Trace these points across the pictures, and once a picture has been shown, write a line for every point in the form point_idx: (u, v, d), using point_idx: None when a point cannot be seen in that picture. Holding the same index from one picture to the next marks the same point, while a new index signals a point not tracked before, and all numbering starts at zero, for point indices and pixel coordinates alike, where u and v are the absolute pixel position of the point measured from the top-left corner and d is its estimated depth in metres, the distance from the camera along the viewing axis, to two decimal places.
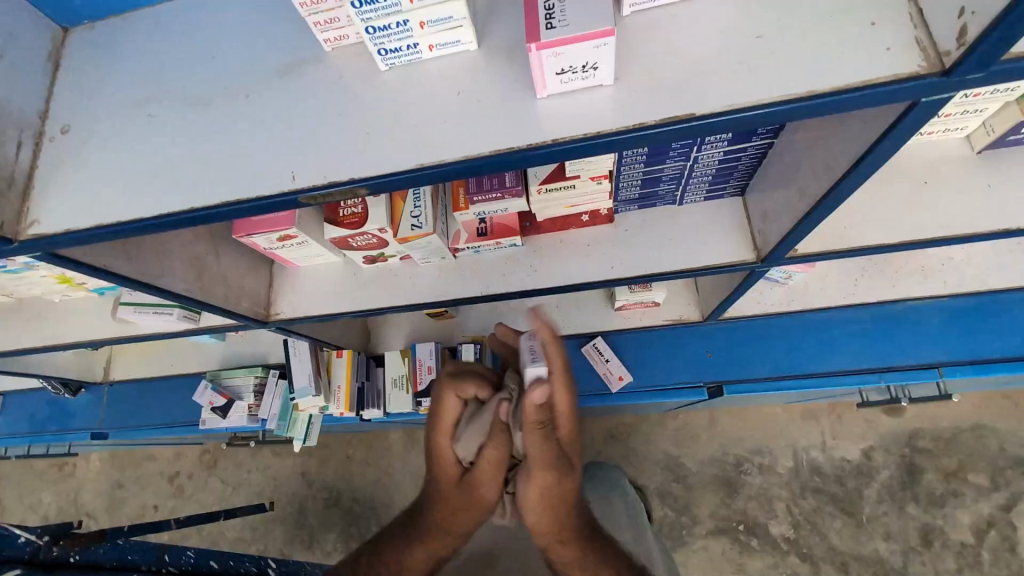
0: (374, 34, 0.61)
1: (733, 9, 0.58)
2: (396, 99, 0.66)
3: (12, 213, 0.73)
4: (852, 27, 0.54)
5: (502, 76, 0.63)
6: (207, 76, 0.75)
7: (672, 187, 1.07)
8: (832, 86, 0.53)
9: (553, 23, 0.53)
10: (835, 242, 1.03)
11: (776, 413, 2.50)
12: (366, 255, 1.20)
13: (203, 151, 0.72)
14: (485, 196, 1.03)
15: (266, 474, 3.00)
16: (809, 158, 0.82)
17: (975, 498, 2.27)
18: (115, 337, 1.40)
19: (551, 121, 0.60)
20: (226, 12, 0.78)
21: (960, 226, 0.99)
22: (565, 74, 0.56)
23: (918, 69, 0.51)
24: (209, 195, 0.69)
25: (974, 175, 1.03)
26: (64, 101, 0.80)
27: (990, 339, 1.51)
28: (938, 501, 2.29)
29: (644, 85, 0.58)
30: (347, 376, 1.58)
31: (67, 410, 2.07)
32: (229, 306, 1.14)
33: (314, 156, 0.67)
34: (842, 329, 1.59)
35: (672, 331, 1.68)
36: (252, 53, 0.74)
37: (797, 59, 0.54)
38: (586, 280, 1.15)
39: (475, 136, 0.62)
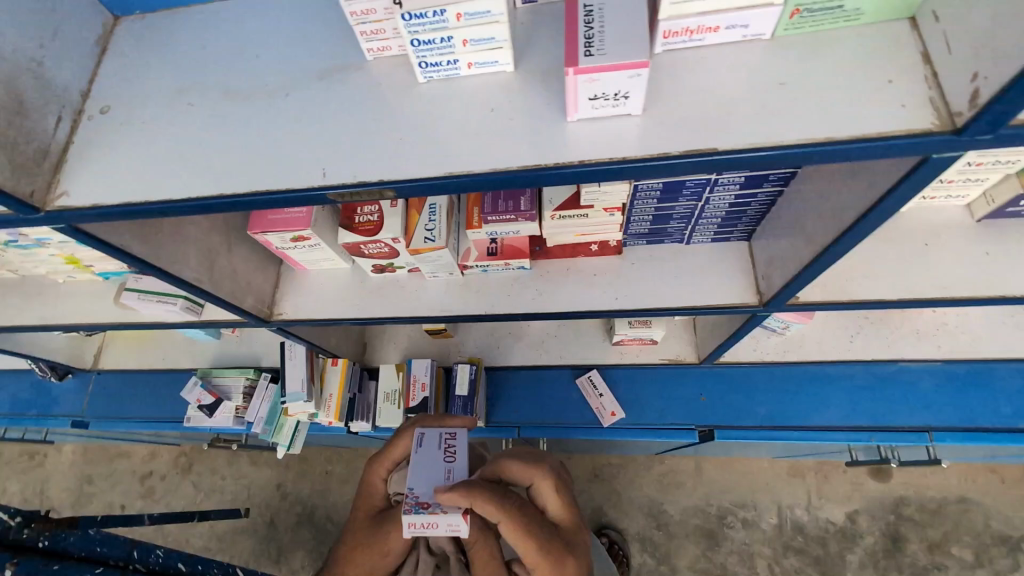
0: (418, 47, 0.64)
1: (758, 56, 0.62)
2: (429, 111, 0.69)
3: (43, 184, 0.75)
4: (871, 83, 0.57)
5: (536, 97, 0.66)
6: (249, 73, 0.78)
7: (682, 226, 1.09)
8: (848, 136, 0.56)
9: (591, 49, 0.56)
10: (835, 294, 1.05)
11: (763, 467, 2.49)
12: (376, 264, 1.21)
13: (236, 143, 0.74)
14: (500, 216, 1.07)
15: (241, 483, 2.93)
16: (819, 207, 0.85)
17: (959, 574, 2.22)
18: (113, 322, 1.40)
19: (579, 144, 0.62)
20: (275, 14, 0.82)
21: (957, 290, 1.01)
22: (598, 100, 0.59)
23: (931, 126, 0.54)
24: (238, 184, 0.71)
25: (974, 242, 1.06)
26: (106, 84, 0.83)
27: (982, 407, 1.52)
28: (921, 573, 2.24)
29: (668, 119, 0.61)
30: (340, 385, 1.56)
31: (50, 395, 2.04)
32: (234, 299, 1.15)
33: (345, 156, 0.69)
34: (836, 383, 1.60)
35: (667, 371, 1.69)
36: (296, 55, 0.78)
37: (816, 109, 0.58)
38: (589, 309, 1.16)
39: (504, 151, 0.64)
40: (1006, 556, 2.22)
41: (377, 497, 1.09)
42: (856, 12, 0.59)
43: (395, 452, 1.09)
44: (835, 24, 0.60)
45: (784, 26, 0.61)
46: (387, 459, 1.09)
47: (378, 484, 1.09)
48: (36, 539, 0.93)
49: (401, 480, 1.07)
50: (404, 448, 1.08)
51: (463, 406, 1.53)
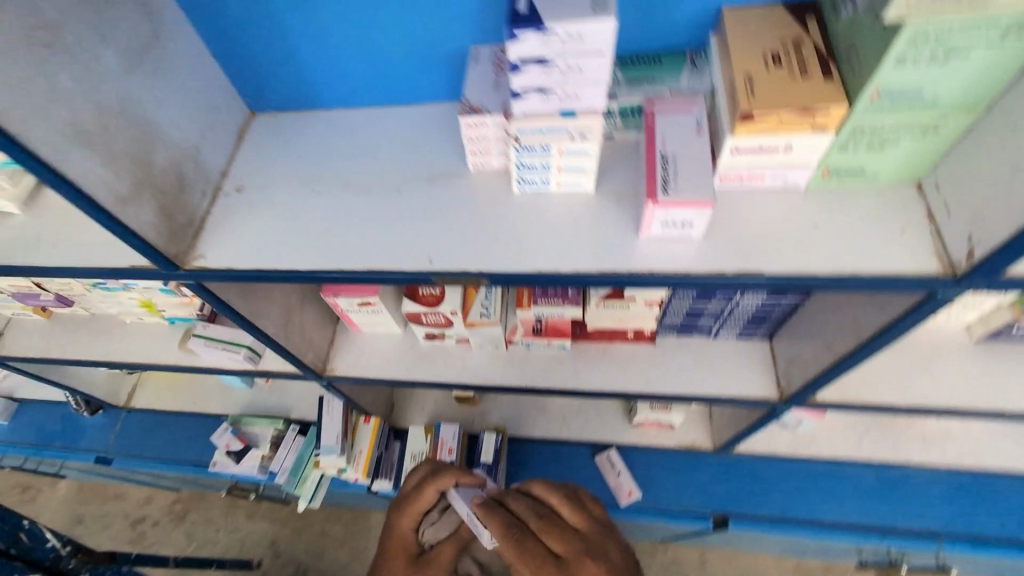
0: (521, 169, 0.79)
1: (796, 200, 0.77)
2: (520, 217, 0.84)
3: (186, 247, 0.89)
4: (888, 232, 0.72)
5: (612, 215, 0.81)
6: (367, 171, 0.94)
7: (711, 323, 1.22)
8: (869, 273, 0.70)
9: (668, 187, 0.70)
10: (849, 396, 1.16)
11: (769, 564, 2.46)
12: (428, 331, 1.32)
13: (354, 227, 0.88)
14: (548, 299, 1.20)
15: (235, 536, 2.88)
16: (837, 319, 0.97)
17: None
18: (172, 364, 1.50)
19: (648, 257, 0.76)
20: (390, 124, 1.00)
21: (958, 402, 1.13)
22: (668, 226, 0.73)
23: (935, 271, 0.68)
24: (355, 262, 0.84)
25: (974, 360, 1.19)
26: (241, 167, 0.99)
27: (988, 517, 1.58)
28: None
29: (721, 244, 0.75)
30: (371, 442, 1.65)
31: (78, 429, 2.09)
32: (299, 353, 1.26)
33: (448, 248, 0.83)
34: (847, 481, 1.66)
35: (682, 456, 1.75)
36: (407, 159, 0.94)
37: (844, 249, 0.72)
38: (622, 391, 1.26)
39: (583, 257, 0.78)
40: None
41: (410, 542, 1.24)
42: (875, 176, 0.74)
43: (421, 504, 1.25)
44: (859, 182, 0.75)
45: (818, 181, 0.76)
46: (415, 508, 1.26)
47: (409, 533, 1.25)
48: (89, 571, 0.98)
49: (433, 528, 1.26)
50: (428, 499, 1.24)
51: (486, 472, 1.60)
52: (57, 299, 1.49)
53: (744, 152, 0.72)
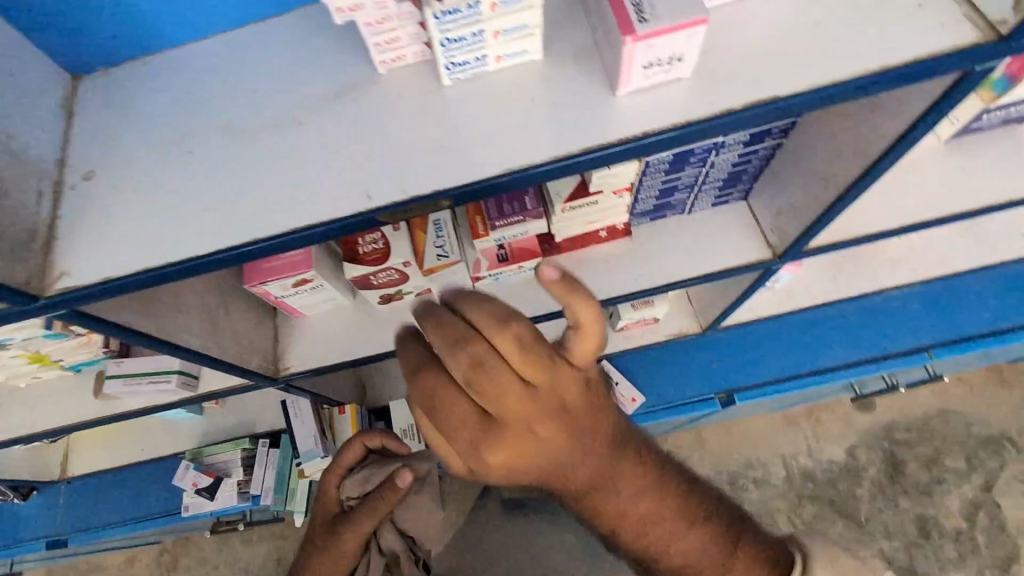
0: (447, 47, 0.61)
1: (788, 4, 0.63)
2: (466, 113, 0.65)
3: (36, 269, 0.65)
4: (904, 10, 0.59)
5: (576, 79, 0.64)
6: (251, 106, 0.70)
7: (686, 196, 1.11)
8: (898, 62, 0.58)
9: (644, 16, 0.54)
10: (838, 233, 1.11)
11: (762, 423, 2.61)
12: (383, 293, 1.15)
13: (257, 184, 0.66)
14: (508, 220, 1.06)
15: (240, 564, 2.78)
16: (830, 147, 0.88)
17: (956, 483, 2.43)
18: (95, 419, 1.23)
19: (636, 117, 0.61)
20: (263, 42, 0.75)
21: (943, 209, 1.10)
22: (652, 67, 0.57)
23: (977, 38, 0.57)
24: (276, 224, 0.64)
25: (945, 161, 1.15)
26: (78, 147, 0.73)
27: (966, 317, 1.65)
28: (924, 490, 2.43)
29: (719, 76, 0.61)
30: (354, 432, 1.49)
31: (15, 519, 1.81)
32: (242, 363, 1.06)
33: (387, 174, 0.64)
34: (834, 322, 1.70)
35: (671, 345, 1.71)
36: (301, 78, 0.71)
37: (859, 43, 0.59)
38: (611, 296, 1.16)
39: (561, 134, 0.62)
40: (991, 456, 2.44)
41: (333, 496, 1.32)
42: None
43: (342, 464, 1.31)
44: None
45: None
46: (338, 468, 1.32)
47: (332, 489, 1.32)
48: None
49: (348, 486, 1.29)
50: (347, 456, 1.31)
51: None
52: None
53: None
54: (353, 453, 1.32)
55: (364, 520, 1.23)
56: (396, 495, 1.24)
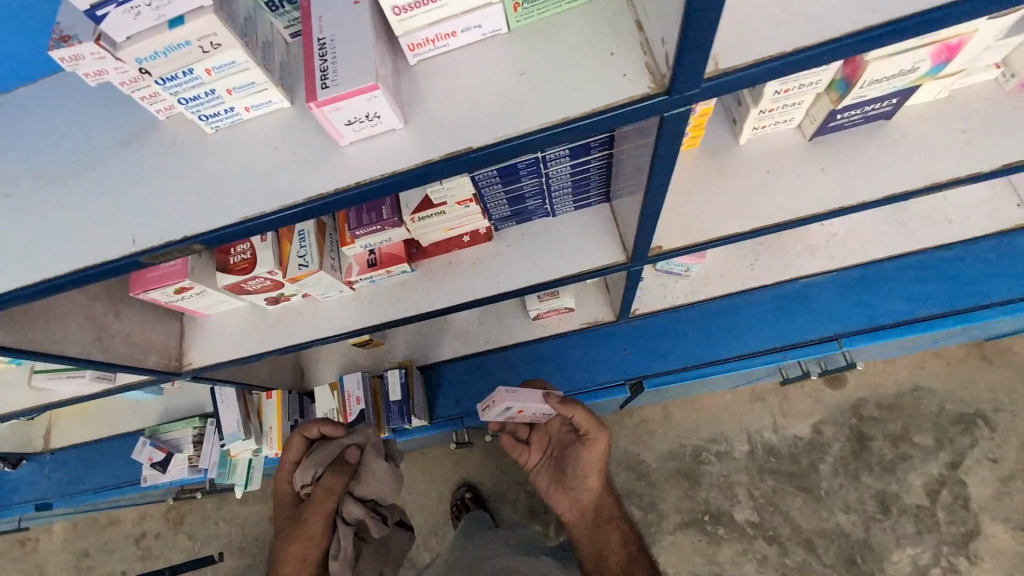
0: (188, 104, 0.67)
1: (503, 50, 0.65)
2: (223, 161, 0.72)
3: None
4: (597, 57, 0.61)
5: (316, 128, 0.70)
6: (54, 155, 0.78)
7: (540, 202, 1.15)
8: (582, 111, 0.60)
9: (326, 82, 0.60)
10: (692, 236, 1.10)
11: (725, 399, 2.64)
12: (266, 296, 1.24)
13: (43, 227, 0.74)
14: (366, 229, 1.11)
15: (235, 522, 3.05)
16: (635, 164, 0.90)
17: (923, 460, 2.41)
18: (32, 407, 1.39)
19: (358, 165, 0.67)
20: (74, 92, 0.82)
21: (811, 207, 1.09)
22: (355, 124, 0.63)
23: (648, 90, 0.58)
24: (53, 266, 0.71)
25: (810, 160, 1.13)
26: None
27: (881, 305, 1.63)
28: (889, 467, 2.43)
29: (429, 126, 0.65)
30: (277, 417, 1.61)
31: (9, 484, 2.02)
32: (135, 362, 1.16)
33: (151, 220, 0.71)
34: (746, 311, 1.71)
35: (591, 332, 1.78)
36: (97, 127, 0.78)
37: (554, 92, 0.62)
38: (476, 298, 1.21)
39: (294, 185, 0.68)
40: (963, 434, 2.41)
41: (289, 494, 1.40)
42: None
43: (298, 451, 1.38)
44: (558, 9, 0.64)
45: (515, 19, 0.64)
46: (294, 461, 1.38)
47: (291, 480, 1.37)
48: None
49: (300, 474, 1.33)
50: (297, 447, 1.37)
51: (399, 408, 1.64)
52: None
53: (408, 9, 0.61)
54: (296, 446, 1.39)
55: (319, 509, 1.28)
56: (340, 474, 1.30)
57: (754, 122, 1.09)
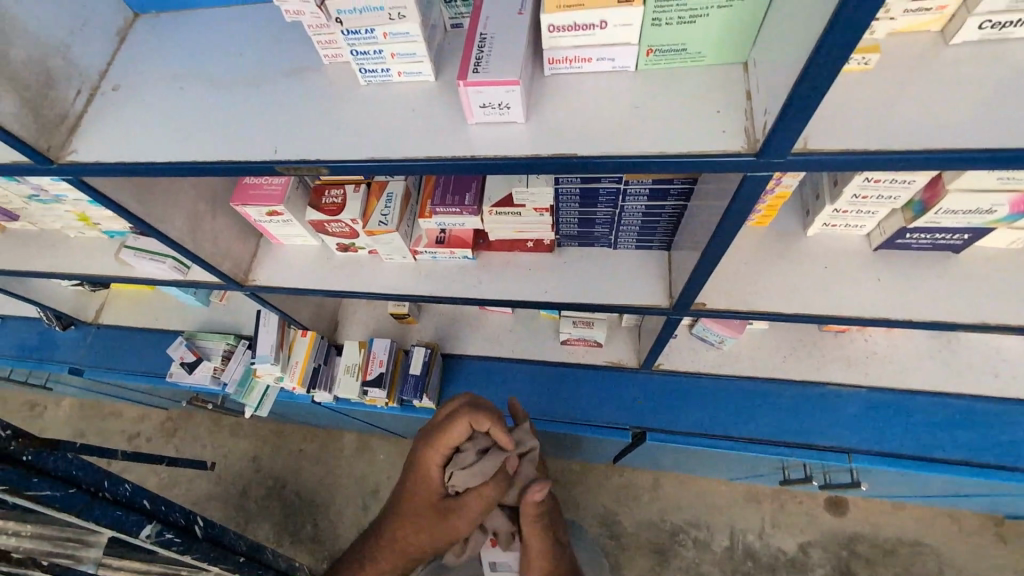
0: (357, 56, 0.80)
1: (625, 84, 0.76)
2: (364, 109, 0.84)
3: (61, 141, 0.91)
4: (705, 110, 0.71)
5: (449, 104, 0.82)
6: (231, 68, 0.93)
7: (607, 231, 1.23)
8: (680, 151, 0.69)
9: (478, 67, 0.72)
10: (738, 305, 1.16)
11: (720, 489, 2.61)
12: (340, 242, 1.36)
13: (207, 122, 0.88)
14: (447, 208, 1.22)
15: (222, 451, 3.16)
16: (703, 219, 0.98)
17: None
18: (110, 275, 1.55)
19: (475, 142, 0.77)
20: (260, 22, 0.97)
21: (859, 312, 1.13)
22: (487, 108, 0.73)
23: (741, 149, 0.67)
24: (205, 154, 0.85)
25: (869, 268, 1.18)
26: (122, 67, 0.99)
27: (900, 433, 1.63)
28: None
29: (545, 129, 0.76)
30: (306, 354, 1.72)
31: (52, 342, 2.19)
32: (213, 262, 1.30)
33: (293, 139, 0.84)
34: (768, 399, 1.72)
35: (612, 372, 1.84)
36: (270, 54, 0.93)
37: (661, 129, 0.71)
38: (522, 299, 1.30)
39: (420, 145, 0.80)
40: None
41: (435, 489, 1.27)
42: (700, 56, 0.72)
43: (449, 441, 1.24)
44: (682, 64, 0.74)
45: (645, 62, 0.75)
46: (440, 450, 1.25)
47: (435, 475, 1.27)
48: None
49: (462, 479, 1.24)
50: (456, 434, 1.23)
51: (414, 382, 1.73)
52: (1, 214, 1.51)
53: (560, 30, 0.72)
54: (457, 430, 1.23)
55: (461, 519, 1.25)
56: (501, 487, 1.25)
57: (826, 218, 1.14)
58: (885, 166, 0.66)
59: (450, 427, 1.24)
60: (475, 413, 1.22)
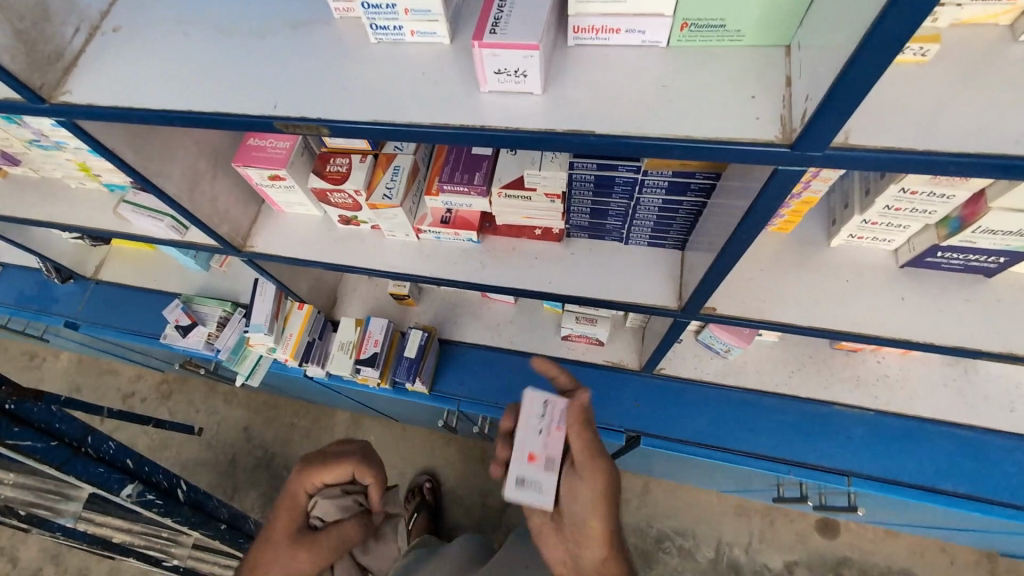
0: (368, 10, 0.74)
1: (654, 61, 0.70)
2: (371, 68, 0.79)
3: (54, 81, 0.87)
4: (739, 94, 0.65)
5: (464, 68, 0.76)
6: (237, 15, 0.88)
7: (619, 224, 1.17)
8: (707, 136, 0.64)
9: (497, 29, 0.66)
10: (749, 312, 1.11)
11: (711, 500, 2.56)
12: (341, 214, 1.31)
13: (208, 71, 0.84)
14: (454, 187, 1.18)
15: (214, 418, 3.15)
16: (723, 217, 0.92)
17: None
18: (107, 230, 1.51)
19: (487, 112, 0.72)
20: None
21: (876, 330, 1.08)
22: (502, 75, 0.68)
23: (775, 139, 0.62)
24: (202, 104, 0.81)
25: (892, 285, 1.12)
26: (124, 8, 0.94)
27: (903, 461, 1.57)
28: None
29: (560, 103, 0.70)
30: (300, 327, 1.69)
31: (49, 294, 2.16)
32: (210, 223, 1.26)
33: (295, 95, 0.79)
34: (771, 414, 1.67)
35: (612, 373, 1.79)
36: (279, 4, 0.87)
37: (688, 111, 0.66)
38: (525, 288, 1.26)
39: (428, 111, 0.74)
40: None
41: (299, 510, 1.33)
42: (739, 35, 0.66)
43: (329, 475, 1.34)
44: (717, 42, 0.68)
45: (678, 37, 0.69)
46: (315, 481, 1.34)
47: (301, 495, 1.34)
48: (5, 403, 1.31)
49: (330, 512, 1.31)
50: (341, 471, 1.35)
51: (408, 365, 1.69)
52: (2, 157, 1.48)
53: None
54: (341, 469, 1.35)
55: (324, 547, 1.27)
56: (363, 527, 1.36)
57: (852, 228, 1.08)
58: (931, 171, 0.60)
59: (334, 470, 1.34)
60: (370, 465, 1.37)
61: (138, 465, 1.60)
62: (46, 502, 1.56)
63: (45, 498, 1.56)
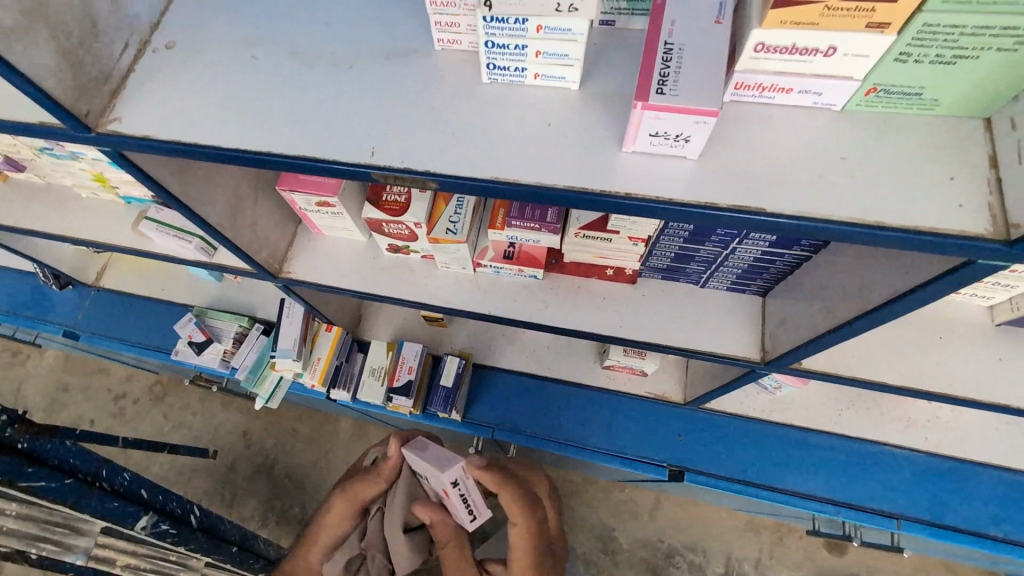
0: (490, 49, 0.65)
1: (826, 126, 0.63)
2: (488, 114, 0.69)
3: (101, 106, 0.75)
4: (933, 176, 0.59)
5: (599, 116, 0.67)
6: (317, 38, 0.77)
7: (701, 269, 1.10)
8: (901, 224, 0.57)
9: (664, 88, 0.57)
10: (838, 367, 1.04)
11: (723, 517, 2.53)
12: (392, 243, 1.21)
13: (290, 104, 0.73)
14: (523, 223, 1.08)
15: (209, 423, 3.00)
16: (843, 279, 0.85)
17: None
18: (124, 246, 1.38)
19: (630, 176, 0.64)
20: None
21: (964, 389, 1.02)
22: (658, 137, 0.60)
23: (985, 232, 0.55)
24: (282, 145, 0.70)
25: (984, 344, 1.06)
26: (178, 21, 0.82)
27: (954, 505, 1.54)
28: None
29: (717, 171, 0.62)
30: (329, 351, 1.59)
31: (46, 300, 2.01)
32: (249, 251, 1.14)
33: (396, 139, 0.69)
34: (819, 452, 1.62)
35: (653, 405, 1.72)
36: (366, 29, 0.77)
37: (872, 191, 0.59)
38: (592, 330, 1.17)
39: (557, 168, 0.65)
40: None
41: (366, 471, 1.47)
42: (932, 103, 0.61)
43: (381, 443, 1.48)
44: (898, 109, 0.62)
45: (857, 101, 0.62)
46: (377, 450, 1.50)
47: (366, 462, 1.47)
48: (16, 439, 1.24)
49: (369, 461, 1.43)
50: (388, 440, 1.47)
51: (444, 396, 1.60)
52: (6, 162, 1.33)
53: (772, 52, 0.57)
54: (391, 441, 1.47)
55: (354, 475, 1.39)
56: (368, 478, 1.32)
57: None
58: None
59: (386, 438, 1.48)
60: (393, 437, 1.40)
61: (153, 494, 1.47)
62: (55, 536, 1.38)
63: (51, 532, 1.38)
